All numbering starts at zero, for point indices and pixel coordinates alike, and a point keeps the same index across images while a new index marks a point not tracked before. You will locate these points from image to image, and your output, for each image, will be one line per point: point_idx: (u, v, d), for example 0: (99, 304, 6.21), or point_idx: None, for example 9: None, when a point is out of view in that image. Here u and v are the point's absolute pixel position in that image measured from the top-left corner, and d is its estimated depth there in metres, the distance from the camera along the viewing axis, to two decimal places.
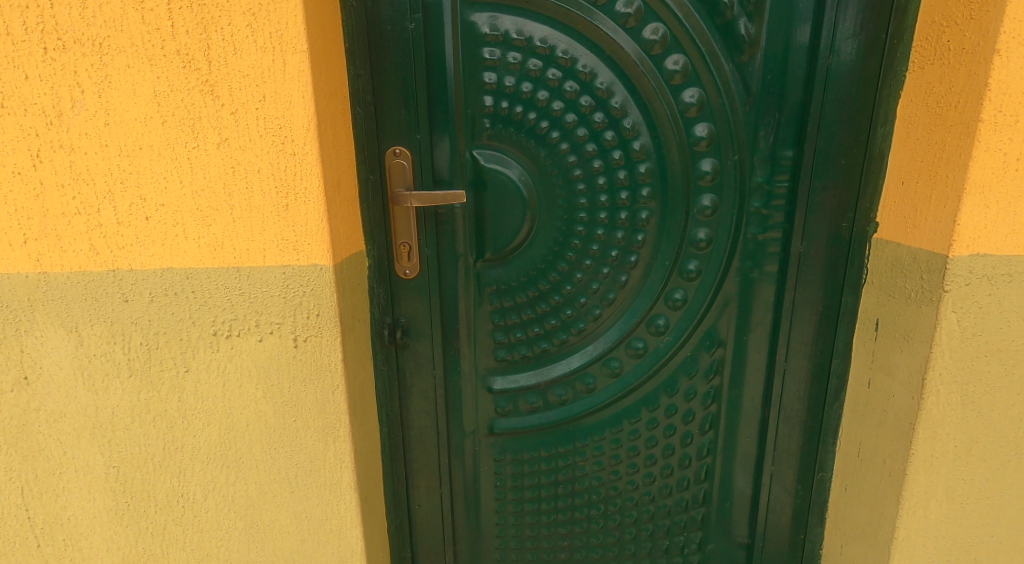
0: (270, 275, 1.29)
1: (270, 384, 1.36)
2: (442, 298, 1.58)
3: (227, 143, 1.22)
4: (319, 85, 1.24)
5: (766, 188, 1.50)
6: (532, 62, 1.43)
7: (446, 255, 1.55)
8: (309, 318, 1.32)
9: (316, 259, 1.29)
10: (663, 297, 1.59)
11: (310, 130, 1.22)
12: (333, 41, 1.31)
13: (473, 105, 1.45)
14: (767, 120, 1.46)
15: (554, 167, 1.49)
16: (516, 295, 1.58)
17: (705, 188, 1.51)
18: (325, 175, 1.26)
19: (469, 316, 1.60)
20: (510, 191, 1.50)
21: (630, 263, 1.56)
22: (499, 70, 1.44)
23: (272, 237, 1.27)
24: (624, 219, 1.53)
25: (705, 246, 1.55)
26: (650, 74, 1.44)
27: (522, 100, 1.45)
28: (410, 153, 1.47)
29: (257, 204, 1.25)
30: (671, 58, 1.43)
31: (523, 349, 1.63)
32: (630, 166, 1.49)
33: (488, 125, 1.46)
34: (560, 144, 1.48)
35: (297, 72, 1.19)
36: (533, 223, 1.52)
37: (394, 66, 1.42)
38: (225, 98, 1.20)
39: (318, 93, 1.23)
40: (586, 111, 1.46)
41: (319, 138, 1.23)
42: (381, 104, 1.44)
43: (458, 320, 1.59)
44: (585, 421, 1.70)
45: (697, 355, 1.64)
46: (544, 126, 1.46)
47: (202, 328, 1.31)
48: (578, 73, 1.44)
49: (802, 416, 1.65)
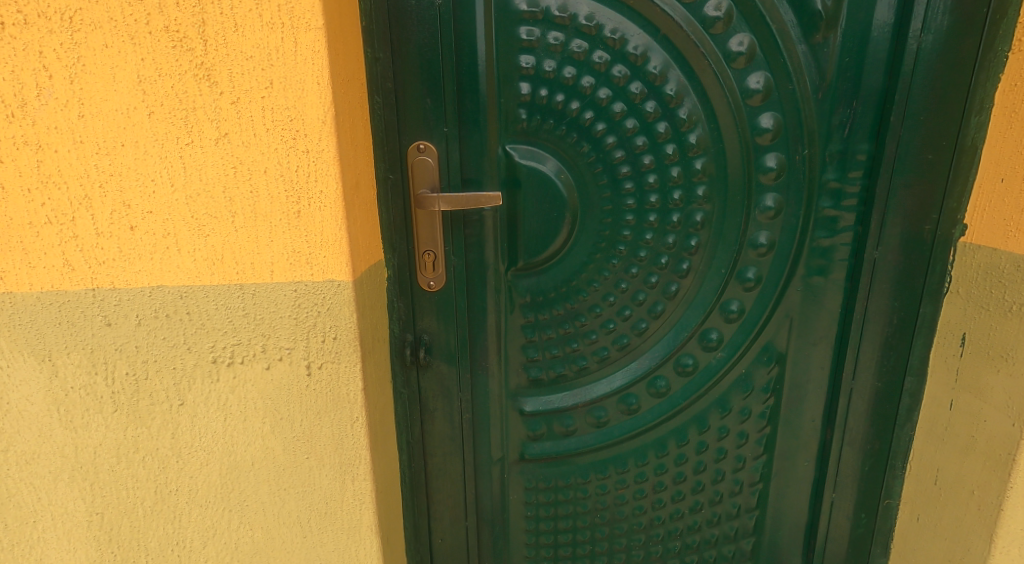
0: (279, 292, 1.10)
1: (279, 417, 1.18)
2: (470, 312, 1.41)
3: (227, 138, 1.02)
4: (338, 70, 1.04)
5: (837, 186, 1.33)
6: (576, 44, 1.25)
7: (474, 264, 1.37)
8: (325, 342, 1.14)
9: (333, 274, 1.10)
10: (718, 309, 1.43)
11: (327, 123, 1.03)
12: (349, 18, 1.12)
13: (507, 93, 1.27)
14: (843, 110, 1.28)
15: (599, 165, 1.31)
16: (554, 308, 1.42)
17: (768, 186, 1.33)
18: (344, 176, 1.07)
19: (500, 332, 1.43)
20: (548, 192, 1.32)
21: (681, 272, 1.39)
22: (538, 52, 1.25)
23: (281, 248, 1.08)
24: (676, 223, 1.36)
25: (767, 251, 1.38)
26: (711, 57, 1.26)
27: (563, 88, 1.27)
28: (435, 148, 1.28)
29: (266, 212, 1.06)
30: (734, 39, 1.25)
31: (559, 367, 1.47)
32: (684, 162, 1.32)
33: (524, 116, 1.28)
34: (605, 138, 1.30)
35: (311, 51, 1.00)
36: (574, 227, 1.35)
37: (417, 48, 1.23)
38: (224, 84, 1.00)
39: (336, 79, 1.04)
40: (637, 100, 1.28)
41: (337, 132, 1.04)
42: (403, 92, 1.26)
43: (488, 336, 1.43)
44: (627, 445, 1.54)
45: (753, 371, 1.48)
46: (588, 117, 1.28)
47: (199, 354, 1.13)
48: (628, 56, 1.26)
49: (868, 439, 1.49)
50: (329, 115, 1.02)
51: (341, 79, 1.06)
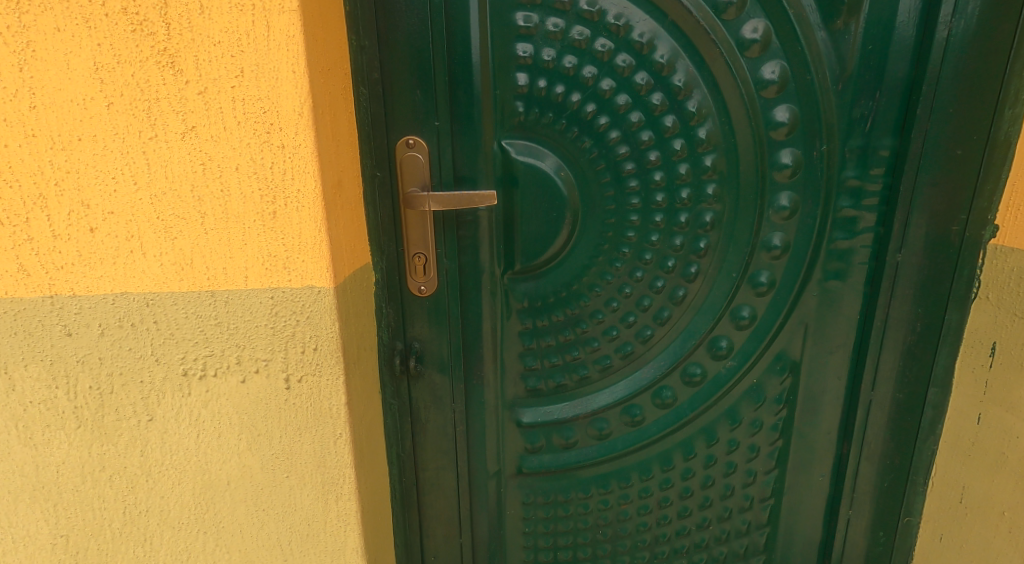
0: (254, 300, 1.02)
1: (256, 433, 1.10)
2: (463, 318, 1.33)
3: (194, 132, 0.93)
4: (316, 57, 0.95)
5: (857, 185, 1.24)
6: (577, 31, 1.16)
7: (468, 267, 1.28)
8: (305, 353, 1.05)
9: (312, 280, 1.02)
10: (727, 315, 1.34)
11: (304, 115, 0.94)
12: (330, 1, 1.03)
13: (503, 84, 1.18)
14: (865, 102, 1.19)
15: (602, 162, 1.23)
16: (553, 314, 1.34)
17: (783, 184, 1.24)
18: (323, 174, 0.98)
19: (496, 339, 1.35)
20: (547, 190, 1.23)
21: (689, 276, 1.31)
22: (536, 40, 1.16)
23: (256, 252, 0.99)
24: (684, 224, 1.27)
25: (781, 254, 1.29)
26: (723, 45, 1.16)
27: (564, 79, 1.18)
28: (425, 144, 1.19)
29: (239, 212, 0.97)
30: (748, 25, 1.16)
31: (558, 377, 1.39)
32: (693, 159, 1.23)
33: (522, 109, 1.19)
34: (608, 133, 1.21)
35: (286, 36, 0.91)
36: (574, 228, 1.26)
37: (405, 35, 1.14)
38: (190, 72, 0.91)
39: (314, 67, 0.95)
40: (642, 92, 1.19)
41: (315, 125, 0.95)
42: (390, 83, 1.17)
43: (483, 344, 1.34)
44: (630, 458, 1.45)
45: (764, 381, 1.39)
46: (589, 110, 1.19)
47: (168, 367, 1.04)
48: (633, 44, 1.17)
49: (888, 453, 1.40)
50: (306, 106, 0.93)
51: (320, 67, 0.97)
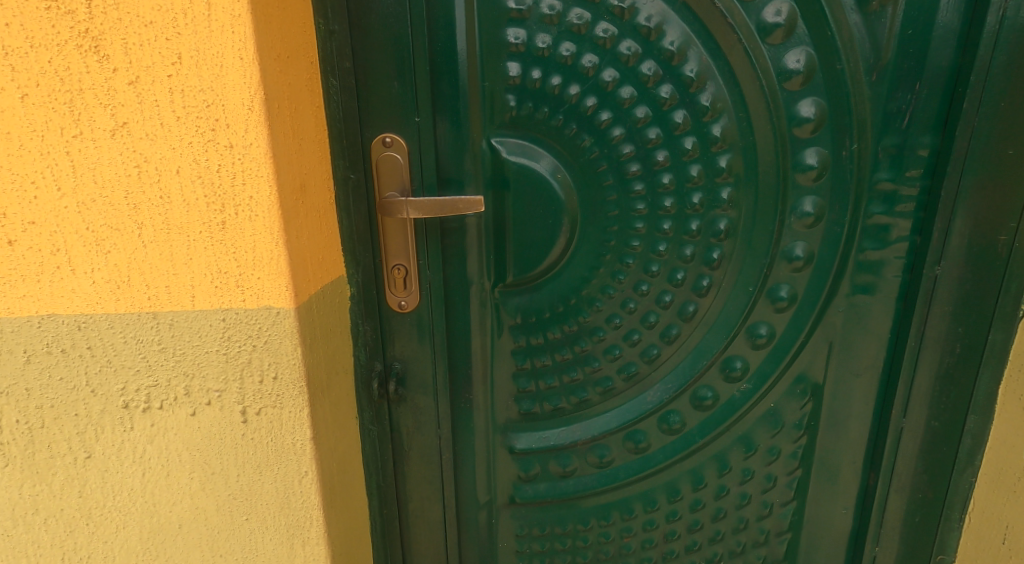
0: (203, 322, 0.88)
1: (210, 472, 0.96)
2: (450, 335, 1.20)
3: (126, 129, 0.79)
4: (269, 40, 0.80)
5: (891, 188, 1.10)
6: (575, 14, 1.02)
7: (454, 278, 1.16)
8: (263, 382, 0.92)
9: (270, 300, 0.88)
10: (743, 333, 1.20)
11: (254, 109, 0.79)
12: None
13: (493, 74, 1.04)
14: (902, 95, 1.05)
15: (603, 162, 1.10)
16: (548, 331, 1.21)
17: (807, 188, 1.11)
18: (280, 177, 0.84)
19: (486, 358, 1.22)
20: (542, 195, 1.10)
21: (700, 289, 1.17)
22: (530, 25, 1.02)
23: (203, 268, 0.86)
24: (695, 232, 1.13)
25: (803, 265, 1.15)
26: (742, 30, 1.02)
27: (560, 70, 1.04)
28: (405, 143, 1.06)
29: (181, 222, 0.83)
30: (770, 8, 1.02)
31: (555, 399, 1.26)
32: (706, 159, 1.09)
33: (513, 103, 1.06)
34: (611, 130, 1.08)
35: (229, 15, 0.76)
36: (572, 236, 1.14)
37: (380, 19, 1.01)
38: (118, 58, 0.77)
39: (267, 52, 0.81)
40: (649, 84, 1.05)
41: (268, 121, 0.80)
42: (364, 73, 1.03)
43: (472, 363, 1.22)
44: (634, 488, 1.32)
45: (783, 406, 1.26)
46: (589, 104, 1.06)
47: (107, 399, 0.91)
48: (639, 29, 1.03)
49: (922, 486, 1.25)
50: (257, 99, 0.79)
51: (275, 52, 0.82)
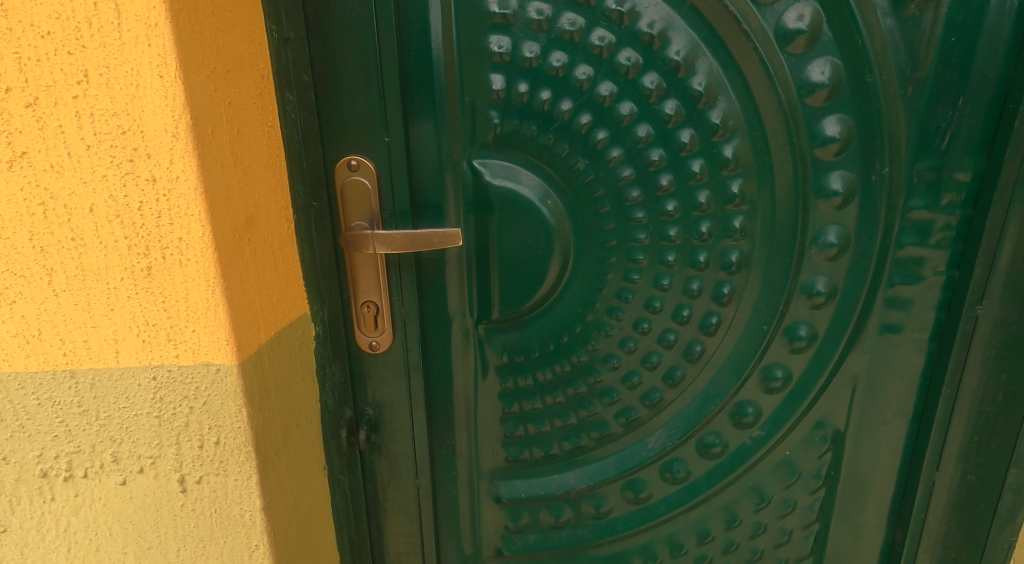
0: (130, 382, 0.76)
1: (145, 546, 0.83)
2: (429, 377, 1.08)
3: (26, 161, 0.66)
4: (199, 53, 0.67)
5: (927, 217, 0.97)
6: (567, 19, 0.88)
7: (432, 313, 1.04)
8: (204, 448, 0.80)
9: (208, 356, 0.76)
10: (755, 375, 1.08)
11: (179, 136, 0.66)
12: None
13: (474, 87, 0.91)
14: (942, 112, 0.91)
15: (599, 187, 0.97)
16: (539, 372, 1.08)
17: (831, 216, 0.97)
18: (216, 215, 0.71)
19: (469, 401, 1.10)
20: (530, 223, 0.98)
21: (708, 328, 1.05)
22: (515, 31, 0.89)
23: (127, 320, 0.73)
24: (703, 265, 1.00)
25: (825, 302, 1.02)
26: (757, 37, 0.88)
27: (551, 82, 0.91)
28: (373, 165, 0.93)
29: (98, 268, 0.70)
30: (790, 11, 0.87)
31: (546, 446, 1.13)
32: (716, 184, 0.96)
33: (497, 120, 0.93)
34: (608, 151, 0.95)
35: (144, 24, 0.63)
36: (564, 268, 1.01)
37: (341, 24, 0.87)
38: (12, 77, 0.64)
39: (196, 65, 0.67)
40: (652, 99, 0.92)
41: (196, 151, 0.68)
42: (325, 87, 0.89)
43: (454, 406, 1.09)
44: (633, 541, 1.19)
45: (799, 454, 1.13)
46: (584, 121, 0.93)
47: (22, 467, 0.78)
48: (639, 36, 0.89)
49: (956, 545, 1.12)
50: (182, 124, 0.66)
51: (208, 67, 0.69)
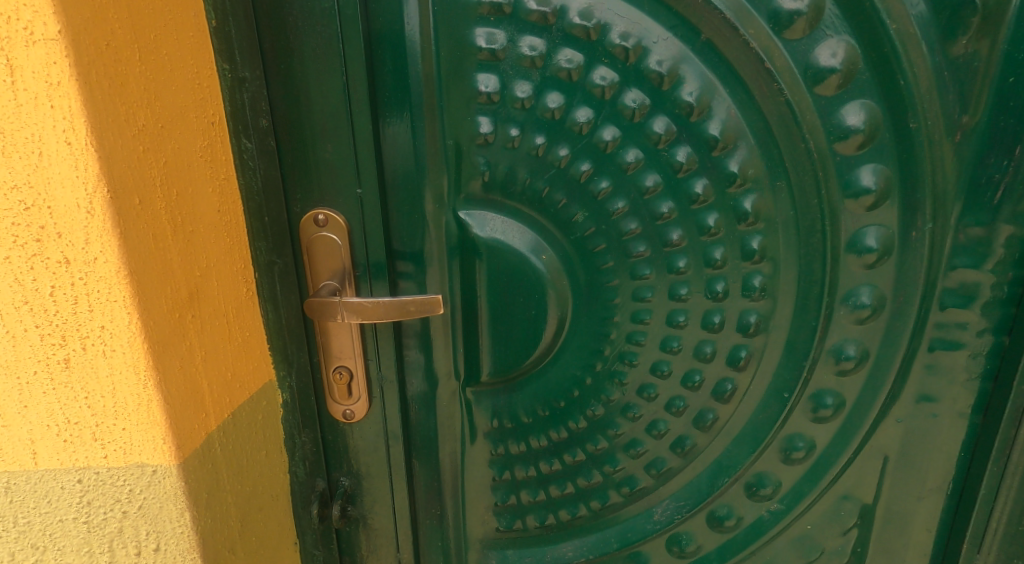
0: (52, 485, 0.65)
1: None
2: (411, 443, 0.98)
3: None
4: (120, 112, 0.57)
5: (973, 278, 0.85)
6: (564, 56, 0.76)
7: (414, 375, 0.93)
8: (142, 555, 0.68)
9: (142, 456, 0.65)
10: (774, 445, 0.97)
11: (94, 213, 0.56)
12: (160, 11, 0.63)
13: (458, 130, 0.80)
14: (996, 162, 0.79)
15: (601, 240, 0.86)
16: (533, 438, 0.99)
17: (864, 276, 0.85)
18: (144, 298, 0.60)
19: (456, 468, 0.99)
20: (522, 280, 0.87)
21: (722, 394, 0.94)
22: (505, 68, 0.77)
23: (45, 418, 0.62)
24: (717, 327, 0.89)
25: (855, 369, 0.90)
26: (783, 77, 0.76)
27: (546, 126, 0.79)
28: (343, 221, 0.82)
29: (7, 361, 0.60)
30: (822, 47, 0.74)
31: (541, 515, 1.03)
32: (734, 240, 0.84)
33: (485, 167, 0.82)
34: (611, 202, 0.84)
35: (43, 82, 0.52)
36: (561, 329, 0.90)
37: (303, 62, 0.75)
38: None
39: (112, 128, 0.56)
40: (661, 145, 0.80)
41: (114, 229, 0.56)
42: (287, 133, 0.78)
43: (440, 474, 0.99)
44: None
45: (822, 531, 1.02)
46: (583, 169, 0.82)
47: None
48: (647, 75, 0.76)
49: None
50: (96, 199, 0.55)
51: (133, 127, 0.58)
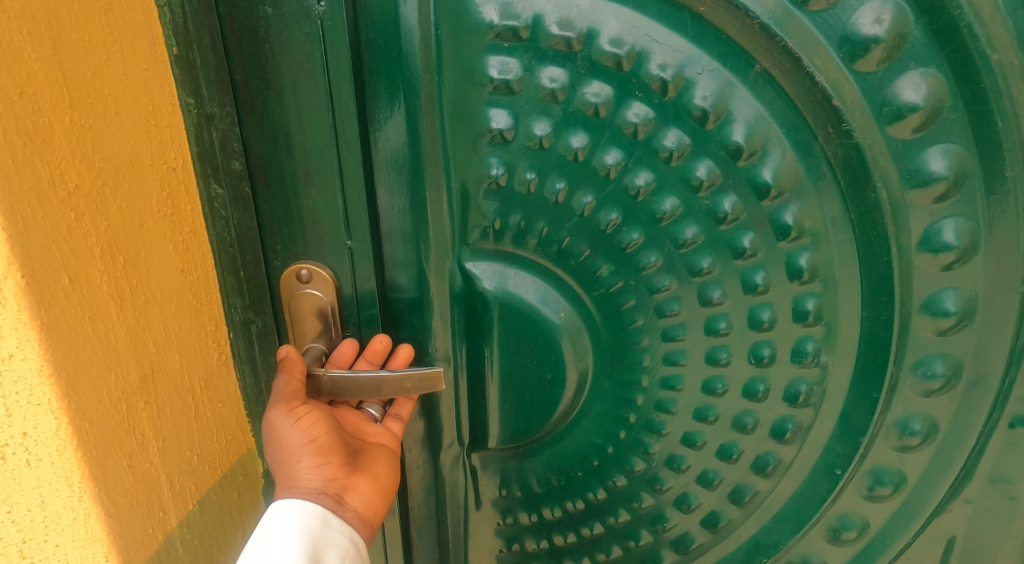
0: None
1: None
2: (411, 510, 0.87)
3: None
4: (40, 177, 0.48)
5: None
6: (591, 90, 0.64)
7: (414, 440, 0.83)
8: None
9: None
10: (821, 524, 0.86)
11: (4, 302, 0.47)
12: (95, 54, 0.54)
13: (465, 172, 0.68)
14: None
15: (629, 297, 0.74)
16: (546, 509, 0.88)
17: (937, 345, 0.73)
18: (73, 397, 0.51)
19: (461, 537, 0.89)
20: (536, 342, 0.75)
21: (762, 469, 0.83)
22: (519, 102, 0.65)
23: None
24: (761, 396, 0.78)
25: (920, 447, 0.78)
26: (853, 115, 0.63)
27: (567, 169, 0.68)
28: (330, 275, 0.71)
29: None
30: (902, 80, 0.61)
31: None
32: (786, 301, 0.72)
33: (495, 214, 0.70)
34: (643, 255, 0.71)
35: None
36: (581, 393, 0.79)
37: (280, 96, 0.63)
38: None
39: (26, 204, 0.47)
40: (703, 192, 0.68)
41: (29, 321, 0.48)
42: (263, 176, 0.66)
43: (442, 544, 0.89)
44: None
45: None
46: (611, 218, 0.70)
47: None
48: (690, 112, 0.64)
49: None
50: (7, 286, 0.47)
51: (58, 192, 0.50)
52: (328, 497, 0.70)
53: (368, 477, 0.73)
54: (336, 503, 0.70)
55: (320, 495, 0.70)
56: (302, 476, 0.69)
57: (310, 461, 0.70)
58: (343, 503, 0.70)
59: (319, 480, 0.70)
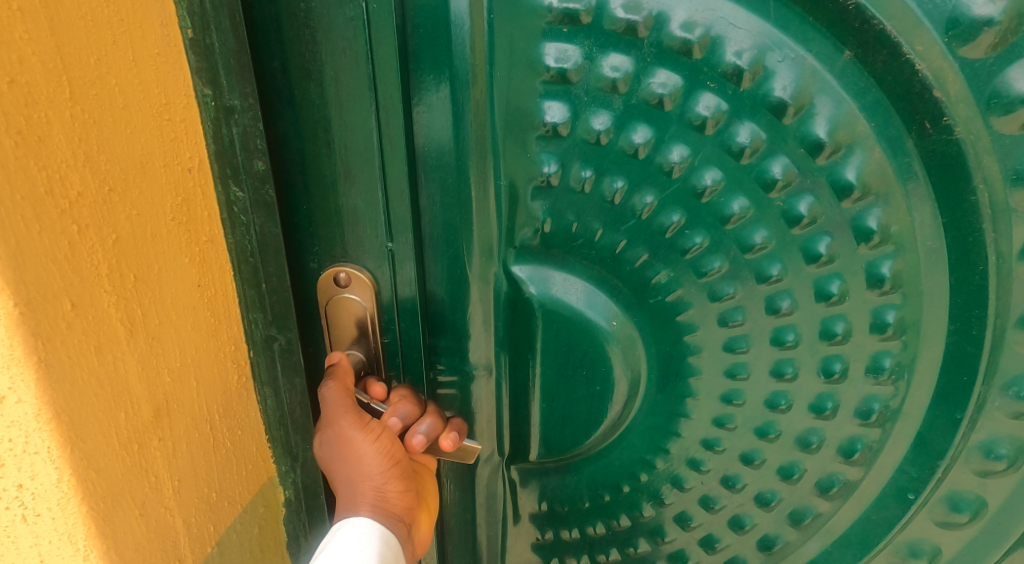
0: None
1: None
2: (441, 532, 0.81)
3: None
4: (37, 188, 0.42)
5: None
6: (657, 81, 0.57)
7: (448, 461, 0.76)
8: None
9: None
10: (888, 551, 0.79)
11: None
12: (102, 39, 0.46)
13: (515, 169, 0.61)
14: None
15: (689, 308, 0.67)
16: (588, 525, 0.81)
17: None
18: (77, 441, 0.45)
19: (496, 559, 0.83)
20: (587, 352, 0.68)
21: (827, 490, 0.76)
22: (577, 92, 0.58)
23: None
24: (830, 414, 0.71)
25: (1006, 473, 0.71)
26: (956, 108, 0.56)
27: (627, 167, 0.61)
28: (368, 277, 0.65)
29: None
30: (1015, 69, 0.54)
31: None
32: (863, 311, 0.65)
33: (546, 215, 0.63)
34: (705, 263, 0.64)
35: None
36: (634, 407, 0.73)
37: (313, 88, 0.57)
38: None
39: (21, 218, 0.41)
40: (776, 194, 0.61)
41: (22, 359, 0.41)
42: (296, 172, 0.61)
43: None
44: None
45: None
46: (672, 222, 0.63)
47: None
48: (768, 103, 0.57)
49: None
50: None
51: (57, 202, 0.43)
52: (404, 527, 0.68)
53: (427, 512, 0.72)
54: (407, 535, 0.68)
55: (399, 523, 0.67)
56: (389, 500, 0.67)
57: (395, 486, 0.67)
58: (411, 537, 0.69)
59: (401, 508, 0.68)
